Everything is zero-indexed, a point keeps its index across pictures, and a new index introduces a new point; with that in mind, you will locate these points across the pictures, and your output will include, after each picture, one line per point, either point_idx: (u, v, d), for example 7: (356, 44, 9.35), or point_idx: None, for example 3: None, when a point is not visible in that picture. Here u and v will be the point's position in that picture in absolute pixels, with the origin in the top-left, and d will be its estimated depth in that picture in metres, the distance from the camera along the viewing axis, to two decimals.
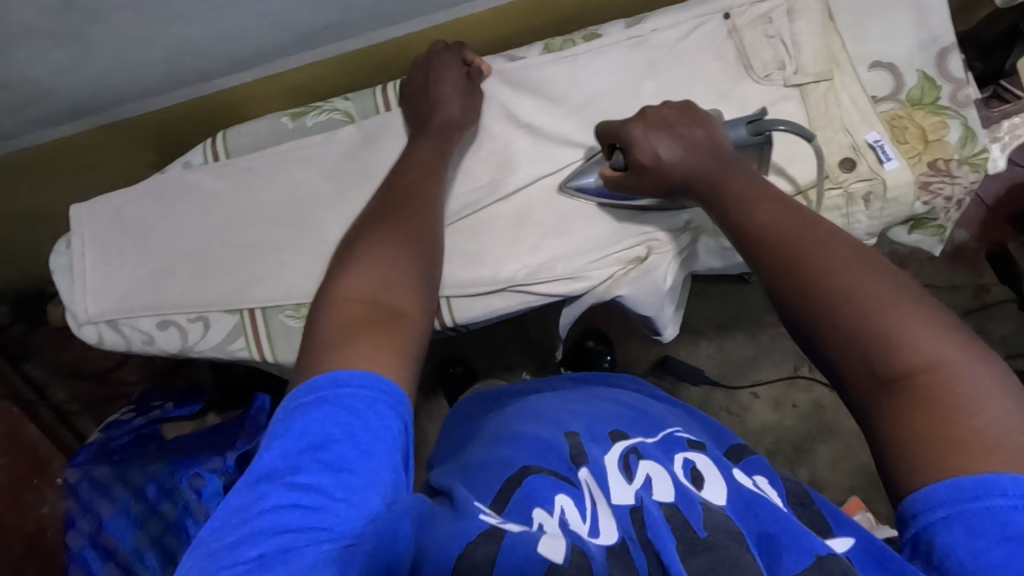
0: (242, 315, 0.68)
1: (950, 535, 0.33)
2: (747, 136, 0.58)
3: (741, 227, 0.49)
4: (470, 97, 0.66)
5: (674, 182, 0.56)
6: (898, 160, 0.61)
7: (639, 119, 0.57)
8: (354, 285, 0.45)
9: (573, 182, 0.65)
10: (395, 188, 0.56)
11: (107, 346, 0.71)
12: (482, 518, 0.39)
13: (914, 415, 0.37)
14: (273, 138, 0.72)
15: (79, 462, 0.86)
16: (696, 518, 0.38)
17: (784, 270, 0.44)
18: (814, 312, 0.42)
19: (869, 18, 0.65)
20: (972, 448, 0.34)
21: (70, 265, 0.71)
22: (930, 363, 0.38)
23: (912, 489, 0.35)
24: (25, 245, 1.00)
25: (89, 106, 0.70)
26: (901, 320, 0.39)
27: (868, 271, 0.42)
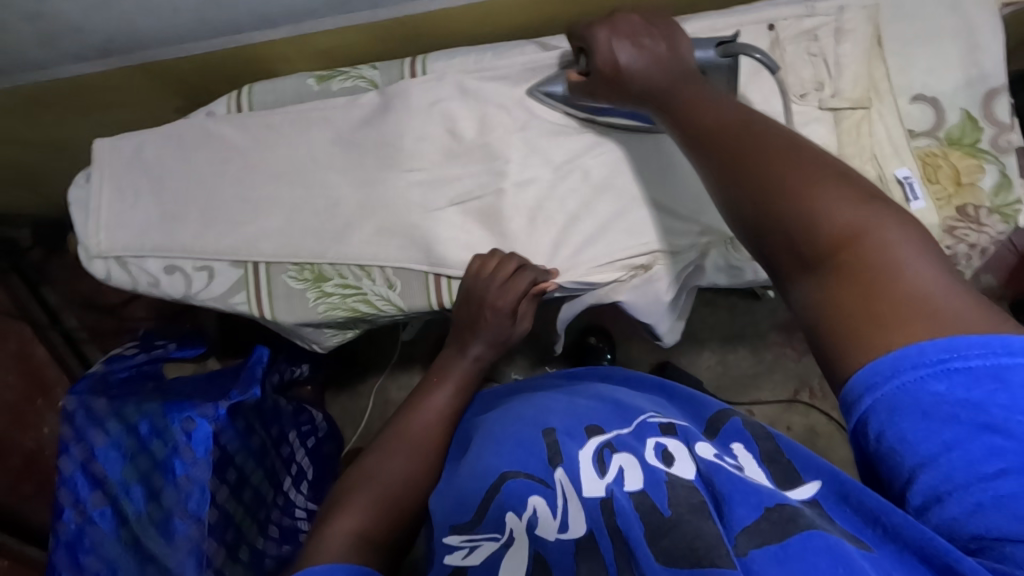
0: (246, 269, 0.69)
1: (880, 421, 0.35)
2: (714, 57, 0.56)
3: (684, 123, 0.47)
4: (510, 285, 0.63)
5: (633, 91, 0.53)
6: (925, 200, 0.59)
7: (606, 24, 0.55)
8: (345, 521, 0.49)
9: (539, 87, 0.65)
10: (406, 431, 0.60)
11: (112, 283, 0.71)
12: (447, 559, 0.44)
13: (839, 292, 0.36)
14: (295, 98, 0.71)
15: (77, 390, 0.87)
16: (661, 498, 0.43)
17: (718, 168, 0.43)
18: (753, 203, 0.40)
19: (917, 49, 0.63)
20: (893, 320, 0.35)
21: (87, 200, 0.72)
22: (851, 235, 0.37)
23: (846, 372, 0.36)
24: (50, 173, 1.02)
25: (119, 45, 0.71)
26: (827, 201, 0.38)
27: (794, 157, 0.40)
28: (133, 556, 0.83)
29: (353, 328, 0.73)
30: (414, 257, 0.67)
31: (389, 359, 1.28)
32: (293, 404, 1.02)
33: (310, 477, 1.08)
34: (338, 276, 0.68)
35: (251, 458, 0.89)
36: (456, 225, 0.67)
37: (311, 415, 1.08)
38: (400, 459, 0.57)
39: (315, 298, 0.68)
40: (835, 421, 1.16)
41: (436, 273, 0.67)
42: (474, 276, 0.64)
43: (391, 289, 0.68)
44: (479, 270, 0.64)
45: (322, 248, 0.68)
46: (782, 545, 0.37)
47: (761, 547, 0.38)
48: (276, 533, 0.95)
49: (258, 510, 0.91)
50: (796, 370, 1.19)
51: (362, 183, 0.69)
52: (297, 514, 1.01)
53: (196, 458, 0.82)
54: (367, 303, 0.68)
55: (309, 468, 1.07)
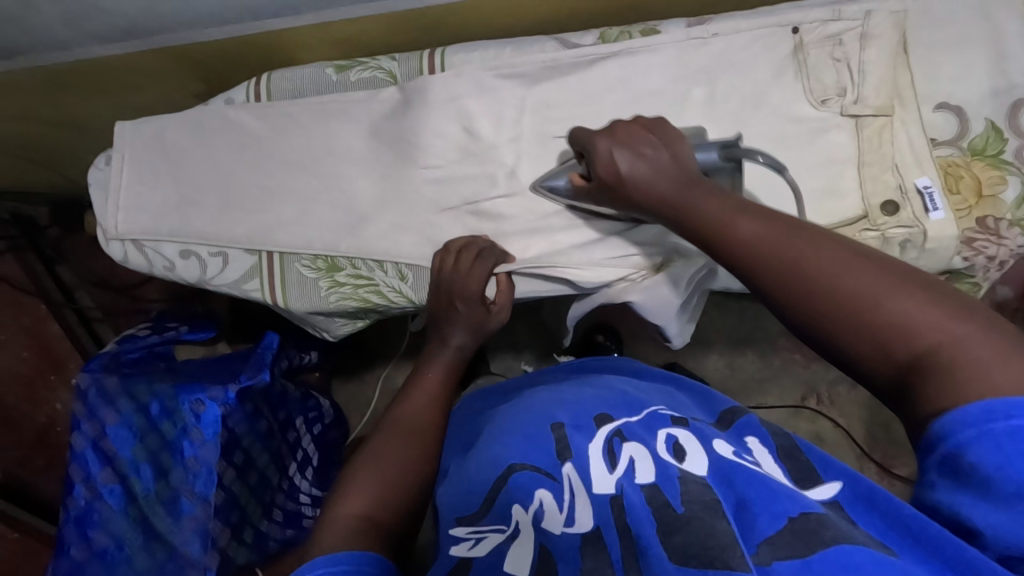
0: (260, 257, 0.70)
1: (976, 453, 0.33)
2: (718, 160, 0.56)
3: (722, 244, 0.46)
4: (474, 267, 0.63)
5: (642, 196, 0.52)
6: (945, 211, 0.59)
7: (606, 133, 0.55)
8: (348, 505, 0.49)
9: (544, 182, 0.64)
10: (400, 417, 0.59)
11: (129, 265, 0.72)
12: (454, 550, 0.45)
13: (935, 393, 0.36)
14: (315, 87, 0.71)
15: (92, 368, 0.89)
16: (674, 496, 0.42)
17: (775, 290, 0.43)
18: (822, 324, 0.40)
19: (944, 56, 0.62)
20: (994, 395, 0.34)
21: (107, 181, 0.73)
22: (940, 345, 0.36)
23: (937, 415, 0.35)
24: (70, 152, 1.03)
25: (142, 28, 0.71)
26: (905, 311, 0.37)
27: (852, 270, 0.40)
28: (141, 534, 0.84)
29: (364, 318, 0.74)
30: (427, 255, 0.67)
31: (397, 350, 1.28)
32: (300, 390, 1.03)
33: (315, 464, 1.08)
34: (352, 267, 0.68)
35: (258, 442, 0.90)
36: (471, 224, 0.67)
37: (318, 402, 1.09)
38: (399, 442, 0.56)
39: (327, 287, 0.69)
40: (841, 428, 1.16)
41: None
42: (438, 274, 0.65)
43: (403, 281, 0.68)
44: (438, 270, 0.65)
45: (335, 240, 0.68)
46: (807, 561, 0.36)
47: (785, 560, 0.37)
48: (280, 517, 0.97)
49: (263, 493, 0.92)
50: (803, 377, 1.18)
51: (377, 175, 0.69)
52: (301, 500, 1.03)
53: (205, 440, 0.83)
54: (379, 294, 0.68)
55: (314, 454, 1.08)
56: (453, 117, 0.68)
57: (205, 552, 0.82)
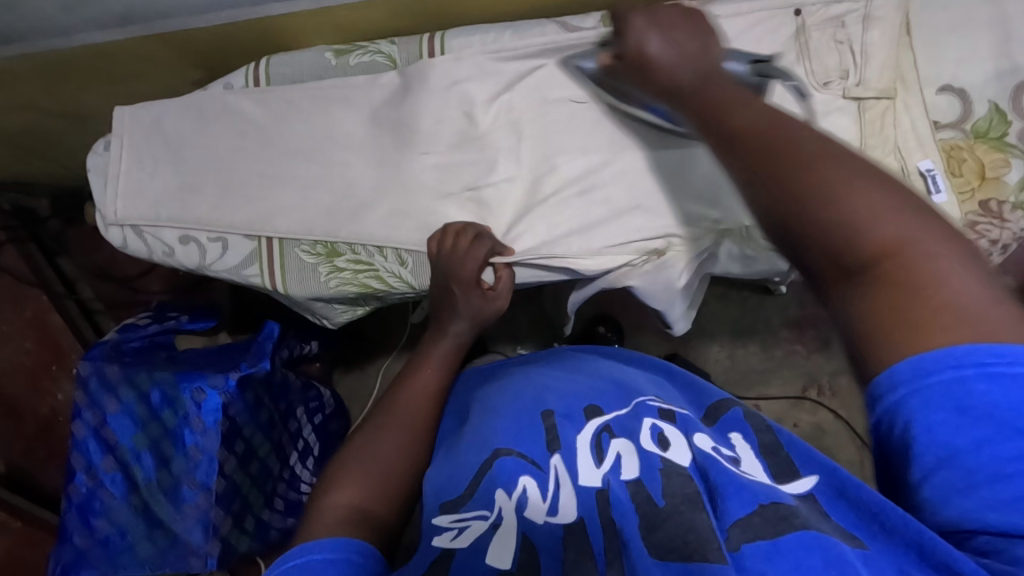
0: (259, 243, 0.70)
1: (907, 412, 0.34)
2: (749, 71, 0.55)
3: (712, 121, 0.43)
4: (473, 248, 0.63)
5: (664, 80, 0.47)
6: (947, 194, 0.58)
7: (644, 13, 0.49)
8: (339, 497, 0.49)
9: (572, 61, 0.64)
10: (397, 408, 0.59)
11: (128, 251, 0.72)
12: (435, 541, 0.43)
13: (883, 302, 0.34)
14: (314, 73, 0.71)
15: (92, 356, 0.88)
16: (656, 490, 0.44)
17: (748, 169, 0.39)
18: (791, 210, 0.37)
19: (947, 38, 0.61)
20: (933, 327, 0.33)
21: (106, 167, 0.73)
22: (898, 247, 0.35)
23: (878, 368, 0.35)
24: (70, 141, 1.03)
25: (140, 13, 0.71)
26: (874, 209, 0.36)
27: (831, 159, 0.38)
28: (143, 521, 0.85)
29: (364, 304, 0.74)
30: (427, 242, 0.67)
31: (398, 341, 1.28)
32: (301, 379, 1.03)
33: (315, 453, 1.08)
34: (351, 252, 0.68)
35: (259, 431, 0.90)
36: (471, 211, 0.67)
37: (319, 392, 1.09)
38: (393, 433, 0.56)
39: (327, 273, 0.69)
40: (843, 419, 1.15)
41: None
42: (437, 254, 0.65)
43: (403, 267, 0.68)
44: (435, 251, 0.65)
45: (335, 227, 0.68)
46: (774, 541, 0.37)
47: (753, 542, 0.38)
48: (282, 506, 0.98)
49: (264, 483, 0.92)
50: (805, 367, 1.18)
51: (377, 162, 0.69)
52: (303, 489, 1.03)
53: (206, 429, 0.83)
54: (379, 279, 0.68)
55: (314, 445, 1.08)
56: (453, 103, 0.67)
57: (207, 540, 0.82)
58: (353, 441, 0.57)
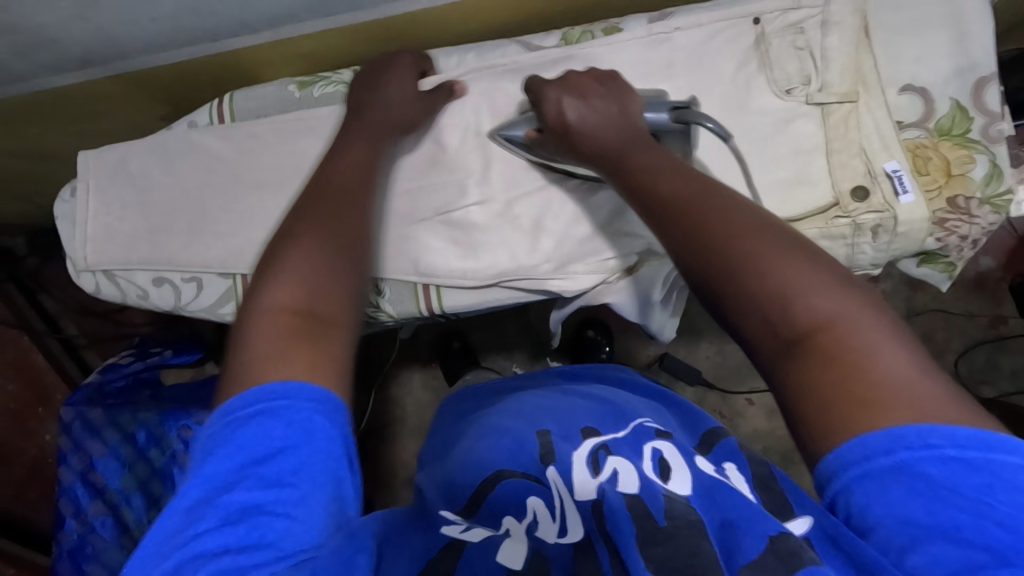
0: (235, 280, 0.69)
1: (862, 495, 0.33)
2: (667, 121, 0.56)
3: (648, 194, 0.48)
4: (422, 101, 0.64)
5: (582, 144, 0.54)
6: (915, 194, 0.59)
7: (557, 84, 0.57)
8: (281, 296, 0.44)
9: (500, 131, 0.64)
10: (325, 186, 0.53)
11: (102, 296, 0.71)
12: (444, 529, 0.42)
13: (817, 374, 0.36)
14: (279, 106, 0.71)
15: (74, 401, 0.87)
16: (657, 509, 0.40)
17: (685, 239, 0.44)
18: (718, 280, 0.42)
19: (906, 37, 0.61)
20: (878, 404, 0.34)
21: (73, 214, 0.71)
22: (828, 319, 0.38)
23: (823, 454, 0.35)
24: (37, 180, 1.02)
25: (97, 57, 0.69)
26: (797, 283, 0.39)
27: (764, 235, 0.42)
28: None
29: None
30: (401, 270, 0.66)
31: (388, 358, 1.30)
32: None
33: None
34: None
35: None
36: (443, 236, 0.66)
37: None
38: (323, 213, 0.51)
39: None
40: None
41: (424, 282, 0.66)
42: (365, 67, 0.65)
43: (380, 296, 0.67)
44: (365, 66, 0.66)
45: None
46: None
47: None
48: None
49: None
50: None
51: None
52: None
53: None
54: None
55: None
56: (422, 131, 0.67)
57: None
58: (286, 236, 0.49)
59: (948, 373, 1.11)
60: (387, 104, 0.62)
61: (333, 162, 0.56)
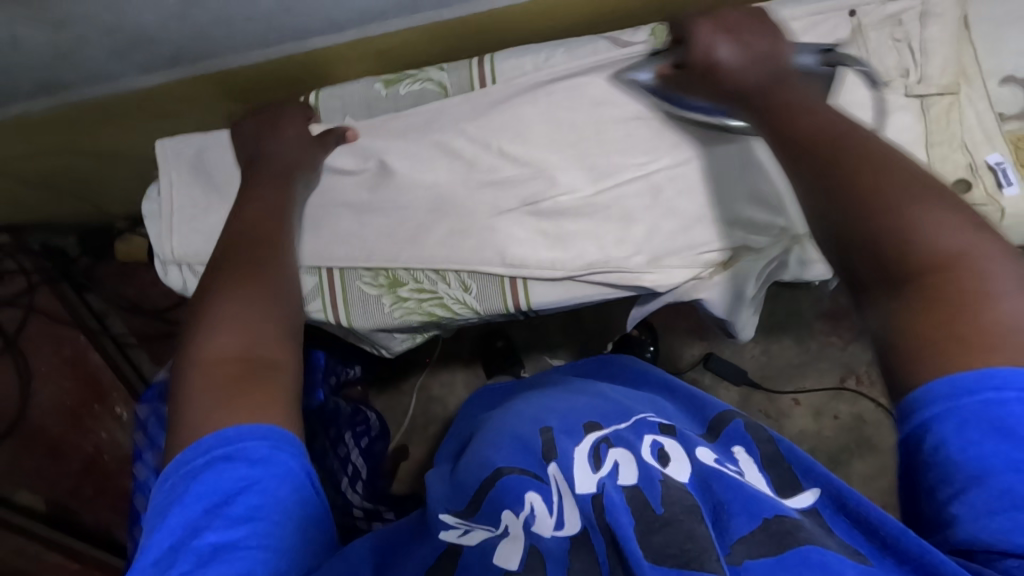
0: (321, 274, 0.68)
1: (943, 431, 0.34)
2: (814, 62, 0.59)
3: (781, 135, 0.48)
4: (320, 145, 0.67)
5: (731, 89, 0.55)
6: (1019, 186, 0.58)
7: (710, 21, 0.58)
8: (218, 346, 0.45)
9: (627, 73, 0.64)
10: (247, 238, 0.56)
11: (190, 293, 0.72)
12: (443, 535, 0.44)
13: (924, 313, 0.36)
14: (364, 104, 0.70)
15: (149, 397, 0.88)
16: (654, 497, 0.43)
17: (819, 177, 0.44)
18: (843, 207, 0.41)
19: (1006, 28, 0.61)
20: (978, 346, 0.34)
21: (161, 209, 0.72)
22: (954, 259, 0.37)
23: (914, 387, 0.36)
24: (103, 180, 1.03)
25: (186, 56, 0.70)
26: (923, 218, 0.39)
27: (896, 177, 0.41)
28: None
29: (422, 332, 0.73)
30: (487, 260, 0.65)
31: (430, 356, 1.30)
32: (349, 405, 1.06)
33: (364, 477, 1.05)
34: (414, 280, 0.67)
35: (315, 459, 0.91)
36: (530, 228, 0.65)
37: (366, 415, 1.09)
38: (244, 267, 0.53)
39: (392, 303, 0.68)
40: (883, 407, 1.15)
41: (512, 276, 0.66)
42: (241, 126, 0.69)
43: (466, 292, 0.67)
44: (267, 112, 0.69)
45: (395, 252, 0.67)
46: (779, 558, 0.37)
47: (756, 558, 0.37)
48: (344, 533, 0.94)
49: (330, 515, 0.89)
50: (842, 359, 1.17)
51: (426, 187, 0.67)
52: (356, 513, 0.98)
53: None
54: (444, 306, 0.68)
55: (362, 468, 1.05)
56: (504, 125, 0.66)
57: None
58: (207, 291, 0.50)
59: None
60: (284, 152, 0.65)
61: (240, 215, 0.59)
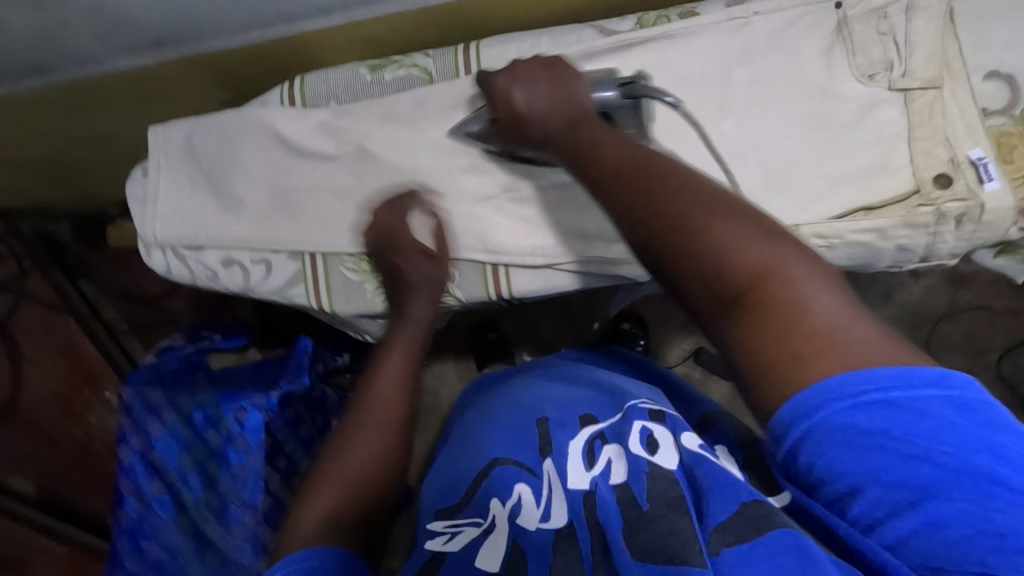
0: (303, 261, 0.69)
1: (811, 451, 0.33)
2: (616, 98, 0.55)
3: (591, 162, 0.46)
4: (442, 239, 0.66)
5: (533, 133, 0.51)
6: (1000, 181, 0.58)
7: (505, 73, 0.52)
8: (319, 504, 0.48)
9: (461, 128, 0.64)
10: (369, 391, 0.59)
11: (173, 277, 0.72)
12: (428, 544, 0.45)
13: (756, 330, 0.35)
14: (351, 89, 0.69)
15: (134, 381, 0.88)
16: (641, 492, 0.43)
17: (637, 207, 0.41)
18: (658, 240, 0.39)
19: (992, 22, 0.61)
20: (810, 356, 0.33)
21: (145, 194, 0.72)
22: (762, 271, 0.36)
23: (770, 411, 0.34)
24: (91, 165, 1.03)
25: (170, 39, 0.70)
26: (723, 238, 0.37)
27: (692, 196, 0.39)
28: (193, 542, 0.85)
29: None
30: (469, 247, 0.66)
31: None
32: (338, 393, 1.05)
33: None
34: None
35: (300, 447, 0.91)
36: (513, 217, 0.66)
37: (354, 405, 1.09)
38: (363, 413, 0.56)
39: (374, 290, 0.68)
40: None
41: (494, 264, 0.67)
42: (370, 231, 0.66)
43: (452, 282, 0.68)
44: (384, 224, 0.65)
45: (378, 239, 0.67)
46: (754, 544, 0.36)
47: (733, 546, 0.36)
48: None
49: None
50: None
51: (409, 174, 0.67)
52: None
53: (250, 449, 0.82)
54: None
55: None
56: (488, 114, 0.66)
57: (256, 559, 0.82)
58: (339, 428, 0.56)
59: (992, 374, 1.09)
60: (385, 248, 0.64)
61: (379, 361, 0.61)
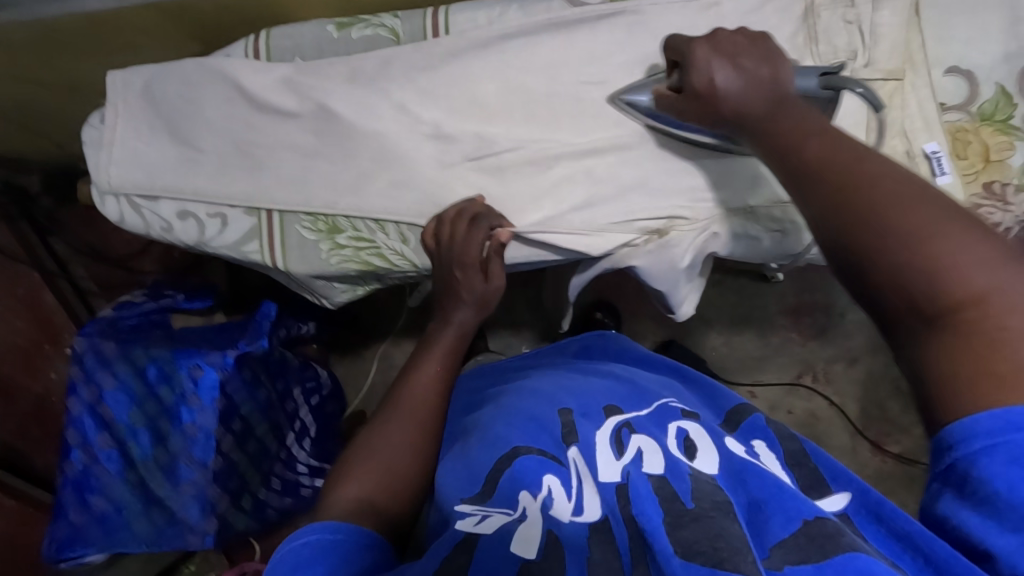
0: (260, 217, 0.68)
1: (984, 465, 0.34)
2: (816, 88, 0.54)
3: (793, 158, 0.46)
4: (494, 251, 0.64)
5: (727, 113, 0.52)
6: (952, 175, 0.58)
7: (706, 41, 0.53)
8: (346, 490, 0.52)
9: (622, 95, 0.63)
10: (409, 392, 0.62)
11: (126, 226, 0.71)
12: (460, 525, 0.42)
13: (955, 349, 0.36)
14: (316, 46, 0.69)
15: (87, 332, 0.86)
16: (683, 490, 0.43)
17: (834, 208, 0.41)
18: (854, 242, 0.40)
19: (957, 17, 0.61)
20: (1014, 382, 0.34)
21: (100, 138, 0.71)
22: (978, 294, 0.36)
23: (951, 421, 0.35)
24: (60, 115, 1.01)
25: None
26: (955, 253, 0.37)
27: (919, 202, 0.39)
28: (141, 500, 0.85)
29: (364, 284, 0.73)
30: (423, 214, 0.66)
31: (393, 325, 1.30)
32: (299, 359, 0.99)
33: (314, 434, 1.03)
34: (352, 228, 0.67)
35: (259, 411, 0.88)
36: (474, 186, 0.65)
37: (317, 372, 1.05)
38: (391, 411, 0.60)
39: (328, 250, 0.68)
40: (836, 405, 1.17)
41: None
42: (435, 246, 0.64)
43: (404, 244, 0.67)
44: (434, 242, 0.64)
45: (335, 199, 0.66)
46: (821, 564, 0.37)
47: (797, 564, 0.38)
48: (279, 486, 0.95)
49: (264, 460, 0.91)
50: (801, 354, 1.19)
51: (372, 136, 0.66)
52: (299, 469, 0.99)
53: (203, 407, 0.83)
54: (382, 257, 0.68)
55: (312, 425, 1.03)
56: (455, 81, 0.65)
57: (204, 517, 0.85)
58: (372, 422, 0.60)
59: None
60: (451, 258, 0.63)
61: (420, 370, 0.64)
